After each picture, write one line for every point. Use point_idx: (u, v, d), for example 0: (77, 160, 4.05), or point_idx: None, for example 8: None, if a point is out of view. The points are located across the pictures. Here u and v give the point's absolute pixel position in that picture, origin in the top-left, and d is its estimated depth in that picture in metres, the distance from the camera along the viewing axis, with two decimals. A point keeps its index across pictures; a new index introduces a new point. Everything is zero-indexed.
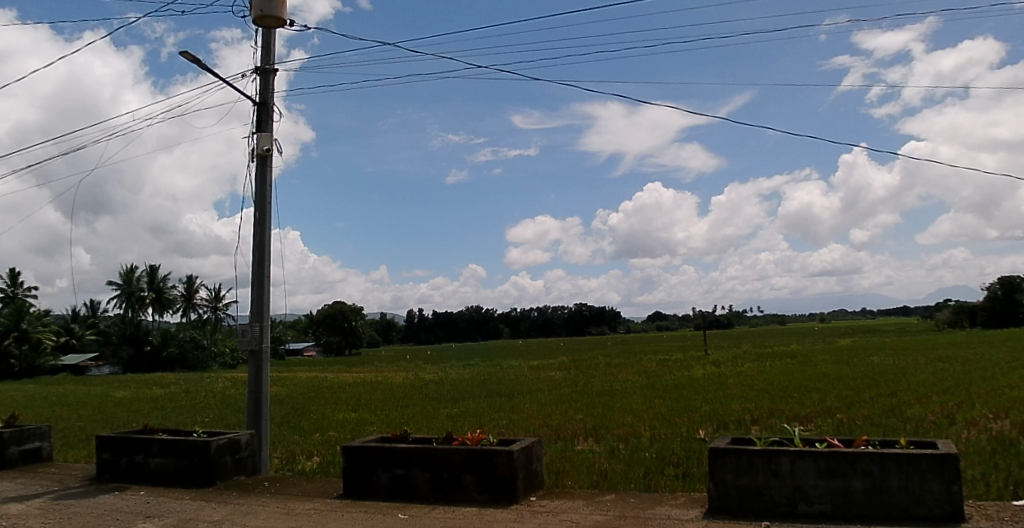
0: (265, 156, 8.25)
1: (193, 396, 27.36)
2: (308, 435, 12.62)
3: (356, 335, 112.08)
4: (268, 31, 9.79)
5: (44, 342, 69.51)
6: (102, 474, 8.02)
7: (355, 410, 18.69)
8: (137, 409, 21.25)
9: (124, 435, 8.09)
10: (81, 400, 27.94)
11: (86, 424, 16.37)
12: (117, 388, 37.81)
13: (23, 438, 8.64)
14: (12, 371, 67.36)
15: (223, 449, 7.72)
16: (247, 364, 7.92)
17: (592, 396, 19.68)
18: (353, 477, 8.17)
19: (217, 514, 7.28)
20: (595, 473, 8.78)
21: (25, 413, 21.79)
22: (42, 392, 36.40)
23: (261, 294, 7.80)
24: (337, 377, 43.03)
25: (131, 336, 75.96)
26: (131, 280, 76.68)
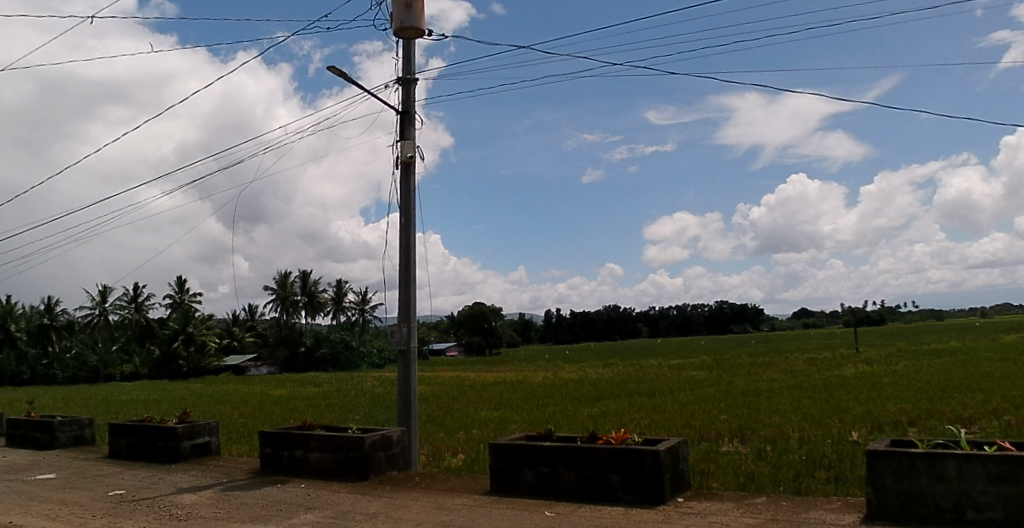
0: (408, 162, 8.46)
1: (343, 395, 28.69)
2: (451, 433, 12.92)
3: (496, 335, 114.01)
4: (408, 41, 10.25)
5: (209, 344, 73.94)
6: (265, 468, 8.52)
7: (498, 410, 18.96)
8: (294, 408, 22.47)
9: (284, 430, 8.54)
10: (244, 397, 29.93)
11: (250, 420, 17.38)
12: (277, 387, 40.40)
13: (194, 433, 9.32)
14: (181, 371, 73.44)
15: (376, 445, 8.03)
16: (396, 363, 8.22)
17: (736, 396, 19.21)
18: (500, 475, 8.41)
19: (373, 507, 7.66)
20: (741, 475, 8.59)
21: (197, 410, 23.50)
22: (211, 391, 39.23)
23: (408, 296, 8.02)
24: (480, 377, 44.23)
25: (285, 338, 81.67)
26: (286, 285, 81.56)
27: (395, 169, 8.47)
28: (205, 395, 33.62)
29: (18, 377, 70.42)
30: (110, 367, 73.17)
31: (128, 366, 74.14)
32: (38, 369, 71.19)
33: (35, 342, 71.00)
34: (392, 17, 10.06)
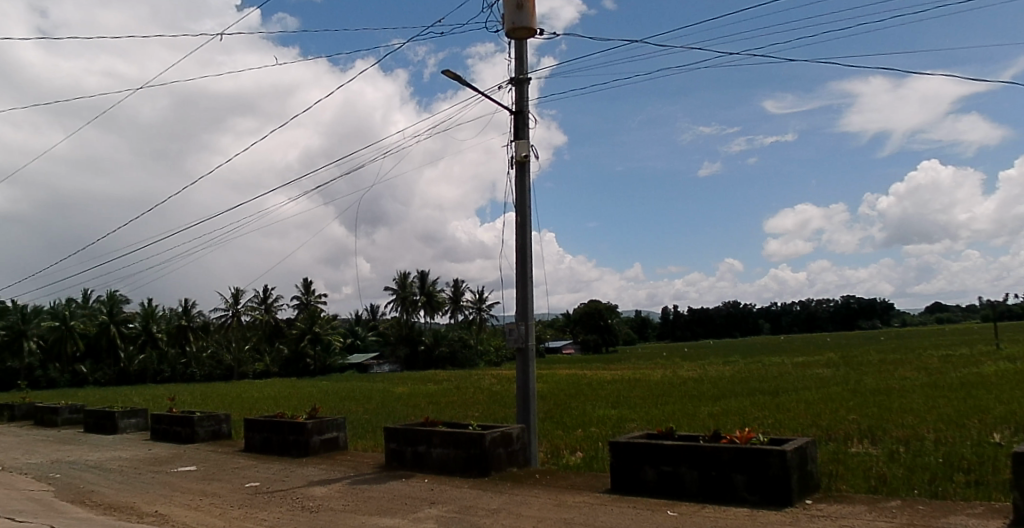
0: (524, 161, 8.54)
1: (463, 392, 29.20)
2: (568, 430, 12.93)
3: (613, 333, 113.49)
4: (520, 43, 10.56)
5: (333, 343, 79.12)
6: (389, 463, 8.84)
7: (615, 408, 18.82)
8: (416, 404, 23.02)
9: (408, 426, 8.81)
10: (368, 394, 31.03)
11: (372, 417, 17.95)
12: (399, 384, 41.78)
13: (323, 428, 9.82)
14: (309, 369, 77.62)
15: (496, 442, 8.17)
16: (514, 362, 8.36)
17: (867, 396, 18.07)
18: (621, 472, 8.48)
19: (494, 503, 7.79)
20: (873, 478, 8.27)
21: (324, 407, 24.50)
22: (334, 388, 41.04)
23: (524, 294, 8.13)
24: (597, 374, 44.29)
25: (406, 337, 83.62)
26: (405, 285, 81.69)
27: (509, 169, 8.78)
28: (333, 393, 34.67)
29: (160, 375, 75.65)
30: (243, 366, 76.93)
31: (259, 364, 77.72)
32: (177, 368, 76.31)
33: (173, 343, 75.13)
34: (504, 18, 10.40)
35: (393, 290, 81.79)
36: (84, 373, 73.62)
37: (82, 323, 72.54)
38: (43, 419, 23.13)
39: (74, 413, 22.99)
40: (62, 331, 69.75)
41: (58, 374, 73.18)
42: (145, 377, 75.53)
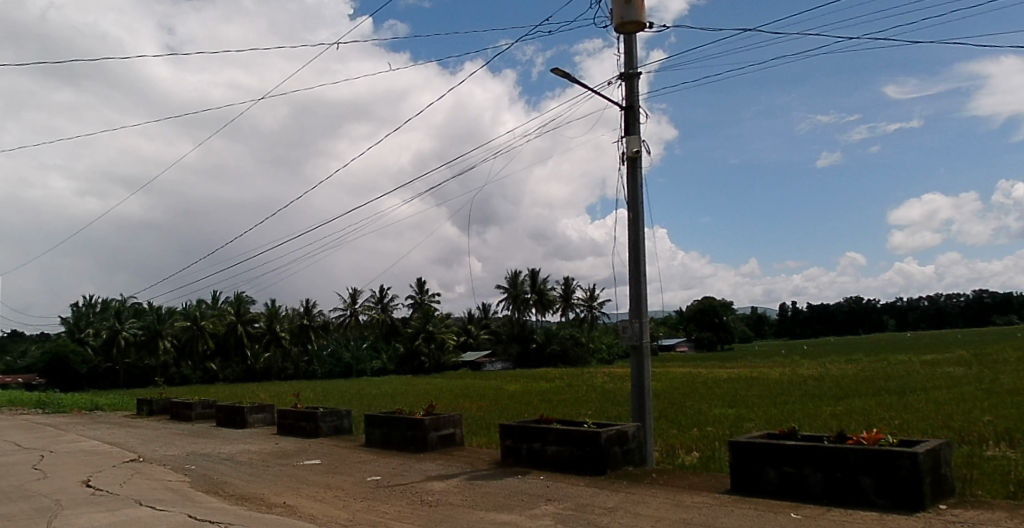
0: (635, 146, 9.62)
1: (575, 390, 29.39)
2: (685, 429, 13.13)
3: (728, 331, 111.28)
4: (630, 36, 11.14)
5: (447, 341, 79.62)
6: (505, 459, 9.22)
7: (732, 408, 18.57)
8: (529, 402, 23.36)
9: (524, 424, 9.12)
10: (482, 391, 31.62)
11: (487, 413, 18.52)
12: (512, 381, 42.51)
13: (440, 425, 10.85)
14: (424, 367, 79.61)
15: (612, 440, 8.29)
16: (630, 358, 8.73)
17: (1008, 396, 17.15)
18: (741, 473, 8.38)
19: (611, 501, 7.87)
20: (1012, 484, 7.78)
21: (440, 403, 25.23)
22: (451, 385, 42.17)
23: (639, 286, 8.41)
24: (712, 372, 43.85)
25: (518, 335, 87.78)
26: (516, 284, 84.53)
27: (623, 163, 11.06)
28: (449, 390, 35.64)
29: (284, 373, 79.53)
30: (361, 364, 80.34)
31: (377, 362, 81.12)
32: (300, 366, 80.24)
33: (296, 341, 78.95)
34: (613, 13, 11.00)
35: (506, 290, 85.01)
36: (214, 371, 78.44)
37: (212, 323, 75.19)
38: (180, 414, 24.78)
39: (207, 408, 24.44)
40: (194, 330, 73.50)
41: (191, 371, 77.86)
42: (270, 374, 79.09)
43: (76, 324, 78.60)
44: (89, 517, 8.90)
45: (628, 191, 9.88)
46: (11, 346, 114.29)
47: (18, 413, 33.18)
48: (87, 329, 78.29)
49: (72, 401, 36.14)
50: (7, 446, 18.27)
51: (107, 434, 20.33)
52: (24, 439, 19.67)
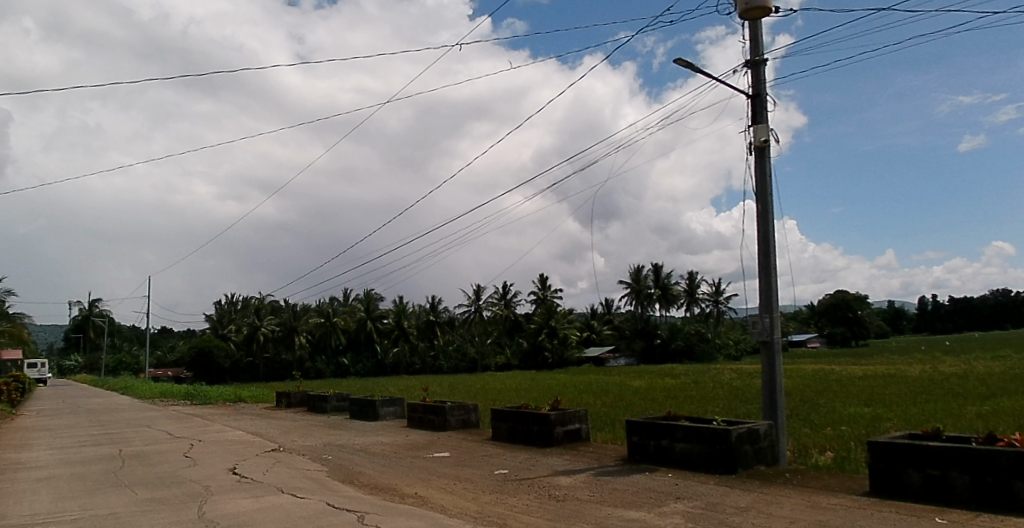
0: (762, 146, 11.30)
1: (704, 386, 28.97)
2: (819, 428, 13.35)
3: (863, 326, 107.10)
4: (756, 22, 11.24)
5: (570, 337, 82.56)
6: (633, 453, 11.30)
7: (868, 407, 17.71)
8: (655, 398, 23.33)
9: (649, 425, 11.14)
10: (608, 387, 31.74)
11: (614, 412, 18.84)
12: (638, 378, 42.38)
13: (565, 420, 14.17)
14: (548, 362, 81.94)
15: (743, 438, 9.89)
16: (761, 353, 10.63)
17: None
18: (881, 475, 8.01)
19: (742, 502, 8.07)
20: None
21: (565, 399, 25.46)
22: (581, 380, 42.53)
23: (769, 295, 10.65)
24: (849, 370, 42.08)
25: (641, 331, 87.94)
26: (640, 279, 85.32)
27: (752, 154, 11.33)
28: (576, 386, 35.93)
29: (412, 367, 81.53)
30: (486, 358, 82.58)
31: (501, 358, 83.04)
32: (427, 361, 82.54)
33: (423, 336, 83.11)
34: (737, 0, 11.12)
35: (629, 284, 85.54)
36: (346, 365, 81.24)
37: (343, 320, 80.63)
38: (316, 406, 26.18)
39: (341, 401, 25.74)
40: (327, 326, 79.38)
41: (325, 365, 80.76)
42: (400, 369, 81.25)
43: (218, 320, 83.84)
44: (236, 502, 9.51)
45: (756, 188, 11.51)
46: (160, 342, 124.19)
47: (174, 404, 35.83)
48: (229, 326, 82.61)
49: (219, 393, 38.67)
50: (161, 435, 19.81)
51: (252, 425, 21.71)
52: (178, 429, 21.32)
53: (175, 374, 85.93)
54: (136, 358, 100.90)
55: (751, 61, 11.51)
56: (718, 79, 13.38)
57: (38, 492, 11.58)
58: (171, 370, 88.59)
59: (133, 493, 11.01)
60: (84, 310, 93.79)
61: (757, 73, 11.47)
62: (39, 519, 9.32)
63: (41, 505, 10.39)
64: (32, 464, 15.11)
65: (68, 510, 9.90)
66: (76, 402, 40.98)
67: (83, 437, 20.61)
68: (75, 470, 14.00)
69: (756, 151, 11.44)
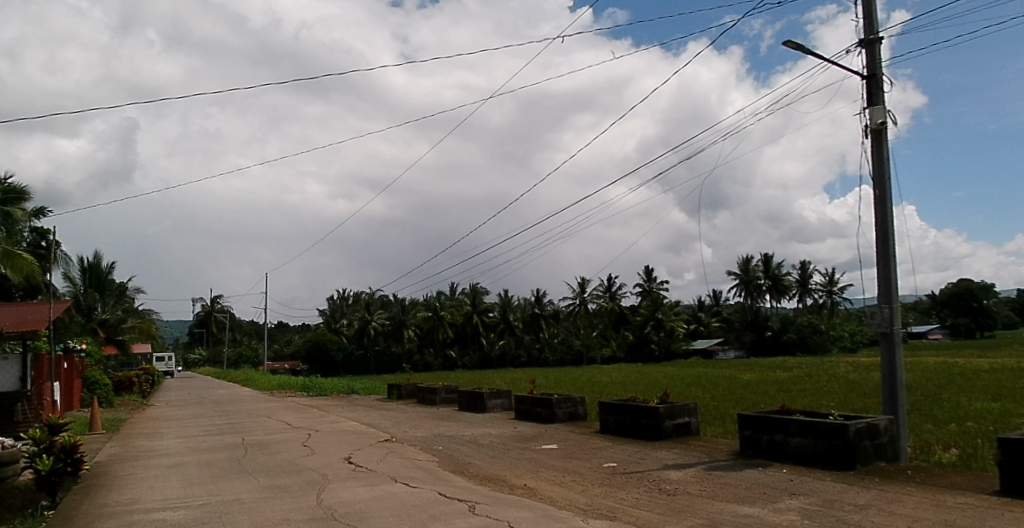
0: (879, 129, 10.75)
1: (815, 380, 27.79)
2: (943, 424, 12.62)
3: (991, 316, 99.21)
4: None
5: (677, 329, 82.15)
6: (747, 448, 11.10)
7: (998, 402, 16.52)
8: (765, 391, 22.62)
9: (763, 419, 10.93)
10: (713, 380, 31.03)
11: (722, 406, 18.50)
12: (744, 371, 41.16)
13: (674, 414, 14.12)
14: (655, 354, 81.44)
15: (861, 433, 9.54)
16: (879, 345, 10.24)
17: None
18: (1012, 474, 7.51)
19: (859, 500, 7.83)
20: None
21: (672, 393, 25.16)
22: (684, 373, 41.83)
23: (887, 285, 10.19)
24: (974, 363, 39.22)
25: (751, 323, 85.07)
26: (749, 270, 82.46)
27: (868, 137, 10.77)
28: (680, 378, 35.34)
29: (518, 359, 82.81)
30: (592, 351, 83.20)
31: (607, 350, 83.38)
32: (533, 353, 83.33)
33: (529, 329, 83.76)
34: None
35: (738, 276, 83.15)
36: (454, 358, 82.45)
37: (451, 314, 82.01)
38: (425, 398, 27.14)
39: (449, 393, 26.56)
40: (434, 320, 80.55)
41: (433, 358, 82.91)
42: (505, 361, 82.73)
43: (332, 314, 88.07)
44: (353, 490, 10.10)
45: (873, 173, 11.00)
46: (278, 336, 131.73)
47: (291, 395, 38.03)
48: (342, 320, 86.81)
49: (332, 385, 40.71)
50: (281, 425, 21.16)
51: (364, 415, 22.75)
52: (296, 419, 22.68)
53: (293, 366, 90.86)
54: (256, 351, 107.60)
55: (865, 40, 10.99)
56: (829, 60, 12.83)
57: (170, 477, 12.72)
58: (289, 363, 93.74)
59: (255, 480, 11.88)
60: (207, 307, 100.66)
61: (873, 53, 10.93)
62: (170, 504, 10.27)
63: (173, 490, 11.43)
64: (163, 452, 16.55)
65: (196, 495, 10.85)
66: (202, 392, 44.23)
67: (209, 426, 22.28)
68: (201, 457, 15.24)
69: (871, 134, 10.92)
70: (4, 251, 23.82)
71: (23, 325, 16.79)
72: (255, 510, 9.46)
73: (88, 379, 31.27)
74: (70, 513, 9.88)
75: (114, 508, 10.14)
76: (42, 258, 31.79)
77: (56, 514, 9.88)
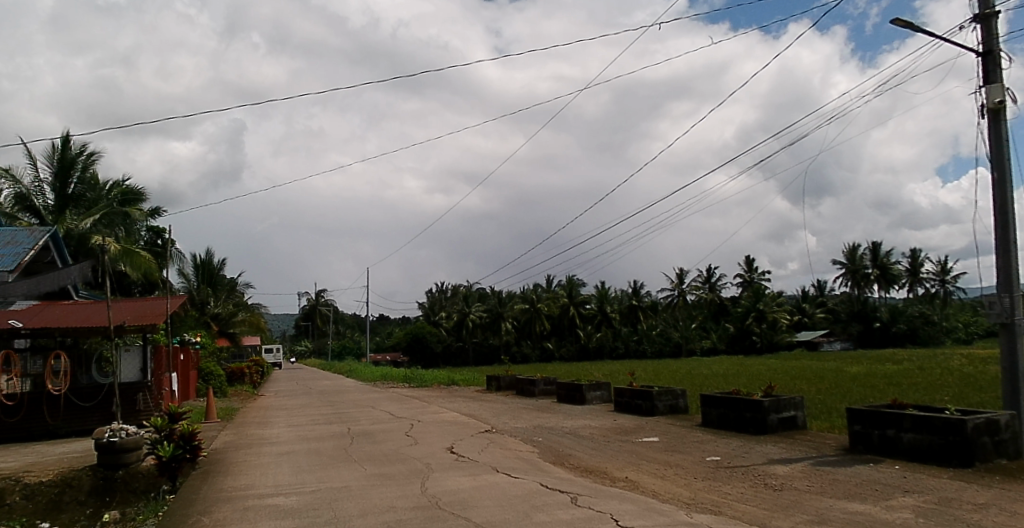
0: (997, 107, 10.14)
1: (930, 373, 26.26)
2: None
3: None
4: None
5: (779, 321, 79.44)
6: (857, 444, 10.76)
7: None
8: (873, 384, 21.68)
9: (873, 412, 10.59)
10: (817, 373, 29.89)
11: (830, 400, 17.88)
12: (852, 363, 39.33)
13: (780, 408, 13.83)
14: (756, 346, 78.90)
15: (980, 429, 9.14)
16: (999, 337, 9.75)
17: None
18: None
19: (981, 498, 7.53)
20: None
21: (776, 386, 24.52)
22: (786, 366, 40.47)
23: (1008, 273, 9.66)
24: None
25: (859, 314, 80.96)
26: (855, 258, 78.27)
27: (985, 118, 10.16)
28: (782, 372, 34.23)
29: (616, 351, 82.21)
30: (691, 342, 81.71)
31: (706, 342, 81.35)
32: (630, 345, 82.77)
33: (626, 321, 83.51)
34: None
35: (844, 265, 79.14)
36: (551, 350, 83.13)
37: (548, 306, 82.04)
38: (524, 389, 27.61)
39: (547, 385, 26.92)
40: (532, 312, 80.78)
41: (531, 349, 83.58)
42: (603, 353, 82.51)
43: (431, 307, 90.22)
44: (457, 479, 10.56)
45: (990, 155, 10.38)
46: (379, 329, 136.41)
47: (394, 387, 39.51)
48: (441, 313, 88.50)
49: (432, 376, 42.02)
50: (385, 415, 22.10)
51: (463, 407, 23.43)
52: (399, 409, 23.63)
53: (394, 358, 94.01)
54: (359, 344, 112.02)
55: (981, 16, 10.37)
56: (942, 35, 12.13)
57: (283, 465, 13.66)
58: (390, 354, 96.96)
59: (363, 468, 12.60)
60: (313, 301, 105.59)
61: (989, 28, 10.28)
62: (282, 490, 11.07)
63: (288, 477, 12.29)
64: (275, 439, 17.73)
65: (307, 482, 11.63)
66: (309, 383, 46.53)
67: (316, 416, 23.53)
68: (310, 445, 16.21)
69: (988, 114, 10.30)
70: (124, 250, 26.30)
71: (143, 320, 18.36)
72: (364, 497, 10.07)
73: (204, 370, 33.68)
74: (201, 497, 10.81)
75: (233, 493, 11.04)
76: (160, 256, 34.45)
77: (180, 497, 10.89)
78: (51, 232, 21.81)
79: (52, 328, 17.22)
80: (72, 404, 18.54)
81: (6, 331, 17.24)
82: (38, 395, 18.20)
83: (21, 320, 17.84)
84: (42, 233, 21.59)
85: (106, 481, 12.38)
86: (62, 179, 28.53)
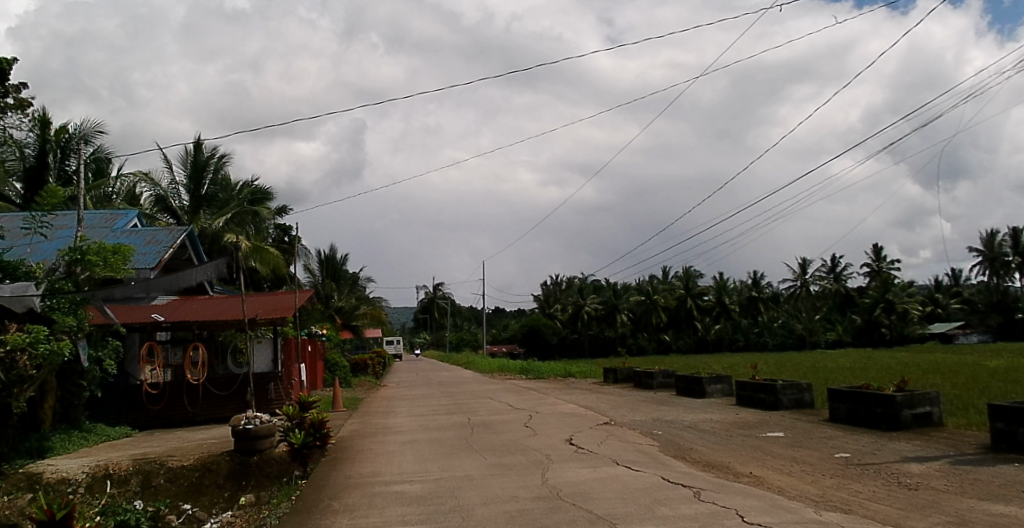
0: None
1: None
2: None
3: None
4: None
5: (911, 312, 74.54)
6: (999, 442, 10.25)
7: None
8: (1017, 380, 20.15)
9: (1016, 409, 10.07)
10: (957, 367, 27.98)
11: (967, 396, 16.87)
12: (994, 358, 36.48)
13: (914, 403, 13.28)
14: (884, 339, 74.35)
15: None
16: None
17: None
18: None
19: None
20: None
21: (910, 380, 23.24)
22: (920, 360, 38.12)
23: None
24: None
25: (999, 304, 74.29)
26: (992, 245, 71.90)
27: None
28: (917, 365, 32.24)
29: (736, 344, 79.89)
30: (815, 335, 78.23)
31: (832, 334, 77.78)
32: (751, 337, 79.96)
33: (746, 313, 81.88)
34: None
35: (980, 252, 72.91)
36: (667, 341, 81.24)
37: (664, 298, 80.94)
38: (642, 382, 27.60)
39: (666, 378, 26.81)
40: (648, 304, 80.18)
41: (647, 341, 81.94)
42: (722, 345, 80.00)
43: (546, 300, 90.71)
44: (578, 471, 10.94)
45: None
46: (496, 321, 139.04)
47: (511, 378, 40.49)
48: (557, 305, 89.06)
49: (549, 368, 42.71)
50: (503, 406, 22.83)
51: (581, 398, 23.79)
52: (518, 400, 24.33)
53: (511, 349, 95.87)
54: (476, 335, 114.76)
55: None
56: None
57: (409, 453, 14.59)
58: (507, 347, 98.75)
59: (485, 458, 13.25)
60: (431, 294, 109.18)
61: None
62: (407, 478, 11.88)
63: (412, 464, 13.16)
64: (398, 428, 18.84)
65: (430, 470, 12.41)
66: (429, 375, 48.41)
67: (438, 407, 24.65)
68: (432, 435, 17.15)
69: None
70: (254, 247, 28.65)
71: (272, 314, 19.95)
72: (486, 487, 10.67)
73: (331, 361, 36.05)
74: (336, 482, 11.79)
75: (363, 479, 11.98)
76: (288, 253, 37.01)
77: (314, 482, 11.92)
78: (187, 232, 24.28)
79: (191, 322, 19.04)
80: (209, 392, 20.48)
81: (150, 325, 19.13)
82: (179, 384, 20.20)
83: (166, 314, 19.87)
84: (179, 233, 24.07)
85: (242, 465, 13.74)
86: (196, 180, 31.09)
